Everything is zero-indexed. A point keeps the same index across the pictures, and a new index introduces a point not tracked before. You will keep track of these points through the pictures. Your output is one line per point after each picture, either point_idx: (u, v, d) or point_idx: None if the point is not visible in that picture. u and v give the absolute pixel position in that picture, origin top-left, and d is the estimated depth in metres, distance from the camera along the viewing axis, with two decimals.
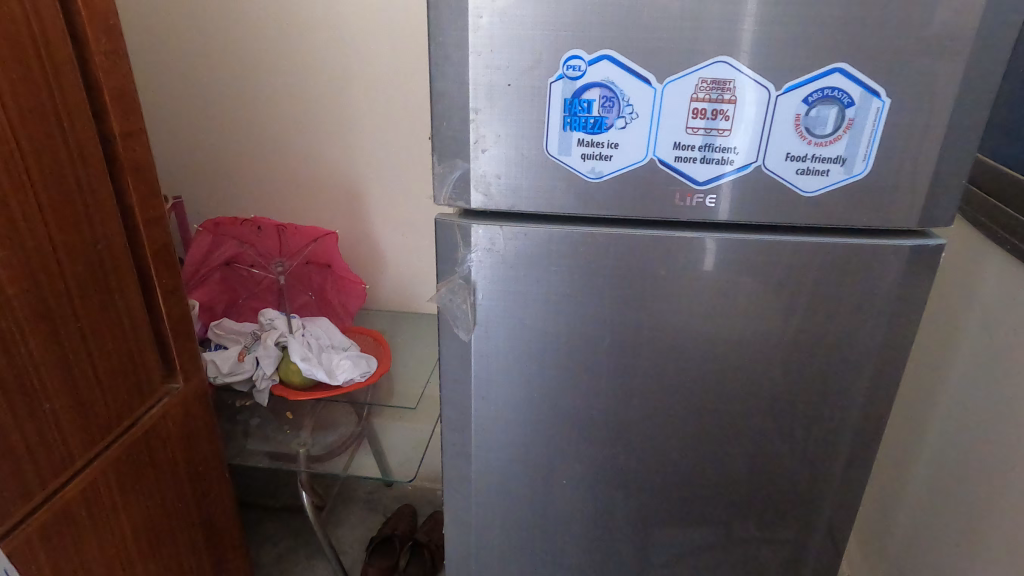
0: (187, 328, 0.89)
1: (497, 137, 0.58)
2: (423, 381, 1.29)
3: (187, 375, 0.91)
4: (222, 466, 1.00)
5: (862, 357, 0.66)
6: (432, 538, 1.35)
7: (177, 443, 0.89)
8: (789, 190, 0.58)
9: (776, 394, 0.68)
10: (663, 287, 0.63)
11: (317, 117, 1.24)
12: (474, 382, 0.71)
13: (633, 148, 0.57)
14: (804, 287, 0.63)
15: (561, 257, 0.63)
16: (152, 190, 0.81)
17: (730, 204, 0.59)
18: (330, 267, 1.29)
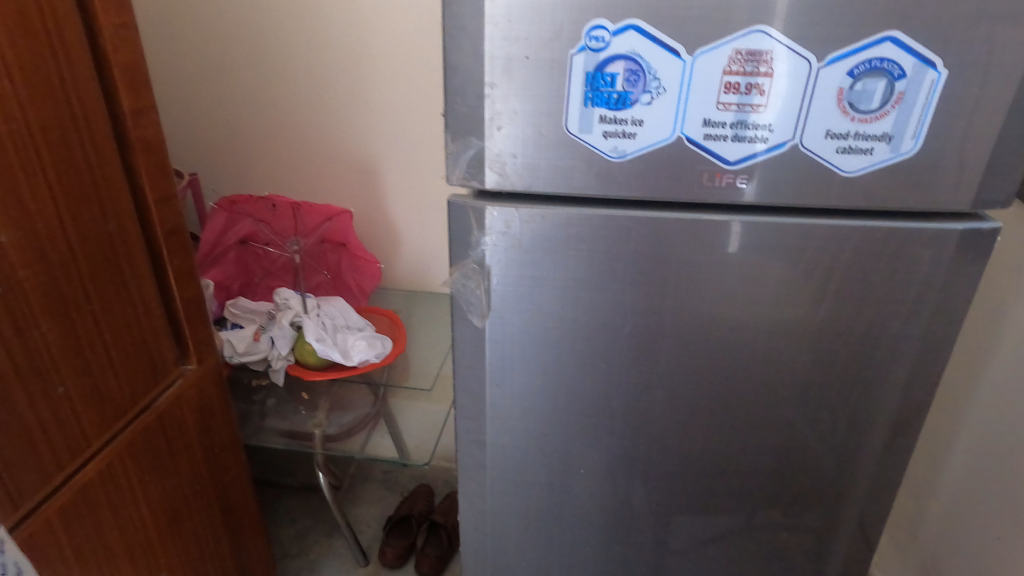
0: (200, 308, 0.89)
1: (514, 114, 0.55)
2: (439, 361, 1.28)
3: (200, 357, 0.90)
4: (238, 447, 1.00)
5: (901, 346, 0.63)
6: (448, 518, 1.33)
7: (192, 424, 0.89)
8: (829, 169, 0.54)
9: (807, 384, 0.66)
10: (688, 273, 0.60)
11: (333, 93, 1.21)
12: (489, 369, 0.68)
13: (658, 126, 0.53)
14: (840, 273, 0.59)
15: (580, 242, 0.60)
16: (163, 169, 0.79)
17: (764, 184, 0.55)
18: (345, 246, 1.27)
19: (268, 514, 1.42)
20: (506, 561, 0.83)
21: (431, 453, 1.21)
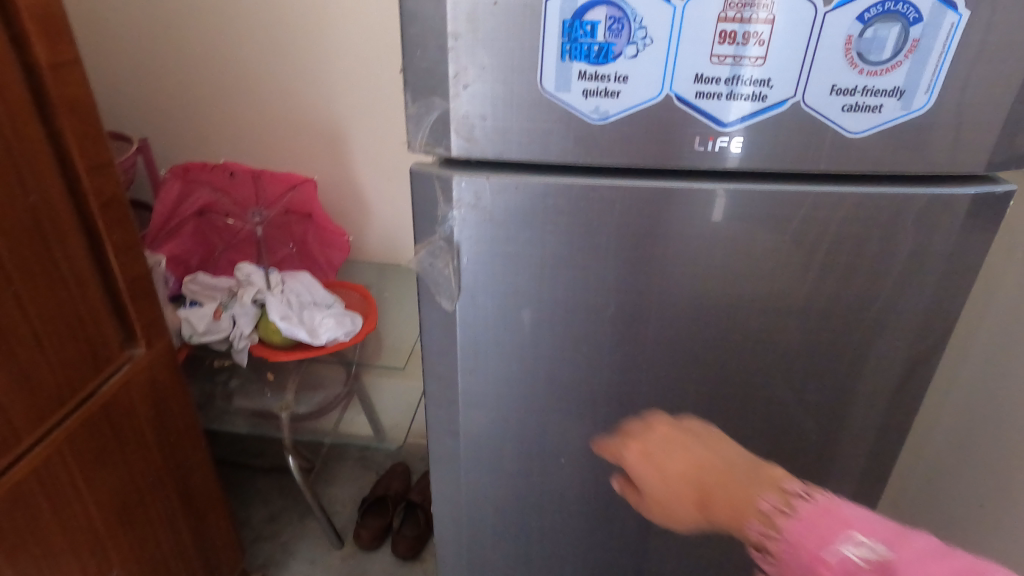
0: (146, 287, 0.81)
1: (482, 70, 0.48)
2: (413, 336, 1.21)
3: (149, 340, 0.83)
4: (196, 433, 0.94)
5: (900, 322, 0.59)
6: (425, 497, 1.30)
7: (142, 412, 0.82)
8: (831, 131, 0.49)
9: (798, 363, 0.62)
10: (676, 247, 0.55)
11: (289, 50, 1.09)
12: (460, 354, 0.63)
13: (645, 84, 0.47)
14: (837, 246, 0.55)
15: (557, 216, 0.54)
16: (93, 133, 0.70)
17: (761, 149, 0.50)
18: (311, 217, 1.18)
19: (237, 498, 1.37)
20: (483, 550, 0.80)
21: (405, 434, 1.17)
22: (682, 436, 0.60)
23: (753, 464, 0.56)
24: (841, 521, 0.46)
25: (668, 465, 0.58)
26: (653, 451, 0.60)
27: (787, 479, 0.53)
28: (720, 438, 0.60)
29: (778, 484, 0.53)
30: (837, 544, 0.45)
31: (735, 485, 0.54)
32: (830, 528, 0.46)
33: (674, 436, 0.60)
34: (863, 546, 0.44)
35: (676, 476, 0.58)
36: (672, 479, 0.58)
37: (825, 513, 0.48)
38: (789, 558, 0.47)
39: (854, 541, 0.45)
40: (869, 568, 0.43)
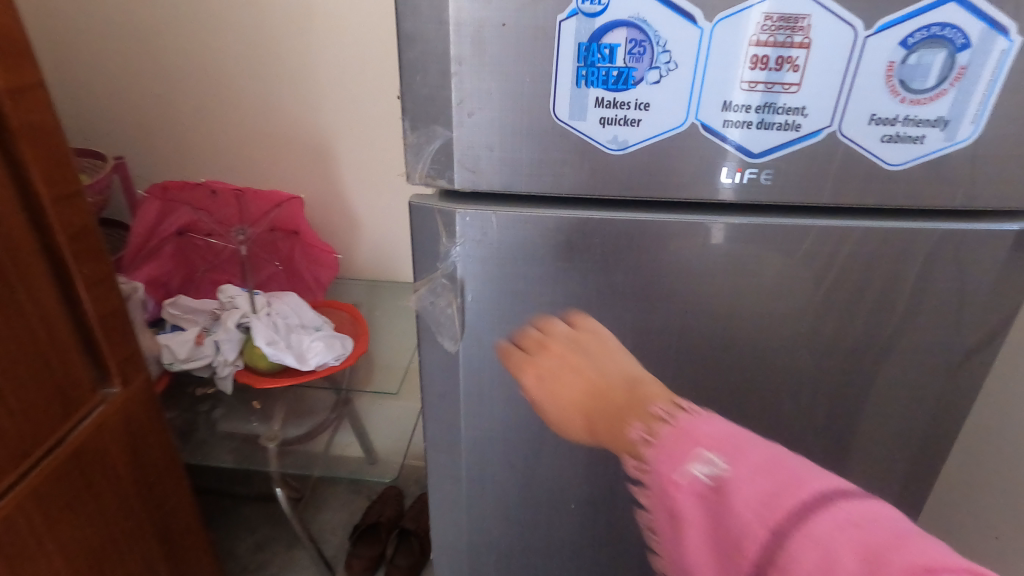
0: (121, 323, 0.76)
1: (489, 98, 0.44)
2: (408, 356, 1.12)
3: (125, 377, 0.77)
4: (177, 472, 0.89)
5: (934, 362, 0.55)
6: (419, 524, 1.24)
7: (118, 455, 0.77)
8: (865, 162, 0.45)
9: (825, 406, 0.58)
10: (696, 283, 0.51)
11: (273, 60, 1.03)
12: (463, 396, 0.59)
13: (669, 111, 0.44)
14: (871, 282, 0.51)
15: (560, 253, 0.50)
16: (60, 160, 0.65)
17: (787, 182, 0.46)
18: (297, 234, 1.11)
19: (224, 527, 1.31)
20: None
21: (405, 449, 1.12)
22: (576, 353, 0.54)
23: (631, 381, 0.55)
24: (690, 441, 0.52)
25: (559, 390, 0.56)
26: (546, 373, 0.56)
27: (686, 403, 0.56)
28: (610, 350, 0.54)
29: (645, 404, 0.55)
30: (682, 465, 0.51)
31: (617, 409, 0.55)
32: (682, 452, 0.52)
33: (563, 358, 0.55)
34: (712, 465, 0.49)
35: (568, 397, 0.56)
36: (563, 396, 0.56)
37: (677, 436, 0.53)
38: (651, 481, 0.55)
39: (705, 461, 0.50)
40: (713, 486, 0.48)
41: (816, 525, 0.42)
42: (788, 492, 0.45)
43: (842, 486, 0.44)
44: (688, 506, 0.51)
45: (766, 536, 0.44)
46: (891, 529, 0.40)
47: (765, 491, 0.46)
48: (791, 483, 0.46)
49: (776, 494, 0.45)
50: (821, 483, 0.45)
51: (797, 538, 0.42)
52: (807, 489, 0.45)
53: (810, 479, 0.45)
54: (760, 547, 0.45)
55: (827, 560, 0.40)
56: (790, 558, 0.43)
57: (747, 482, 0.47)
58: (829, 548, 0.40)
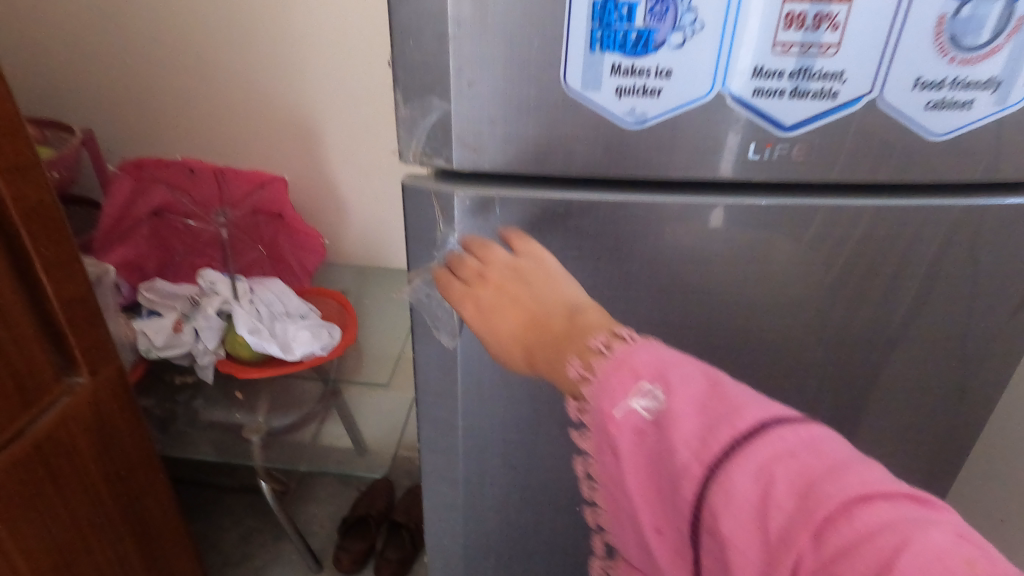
0: (89, 306, 0.63)
1: (490, 65, 0.39)
2: (401, 340, 1.06)
3: (93, 367, 0.65)
4: (156, 476, 0.77)
5: (949, 343, 0.53)
6: (410, 517, 1.16)
7: (86, 457, 0.65)
8: (897, 136, 0.42)
9: (835, 391, 0.56)
10: (704, 268, 0.49)
11: (246, 19, 0.88)
12: (461, 396, 0.55)
13: (692, 81, 0.39)
14: (887, 264, 0.49)
15: (551, 239, 0.47)
16: (11, 124, 0.53)
17: (817, 159, 0.43)
18: (282, 218, 0.98)
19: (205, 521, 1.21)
20: None
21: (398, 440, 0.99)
22: (518, 280, 0.45)
23: (571, 308, 0.43)
24: (629, 370, 0.36)
25: (500, 324, 0.44)
26: (488, 306, 0.45)
27: (616, 321, 0.42)
28: (556, 278, 0.45)
29: (581, 341, 0.40)
30: (618, 399, 0.36)
31: (554, 342, 0.42)
32: (616, 381, 0.37)
33: (504, 289, 0.45)
34: (652, 397, 0.35)
35: (507, 333, 0.44)
36: (504, 336, 0.44)
37: (617, 368, 0.37)
38: (591, 426, 0.38)
39: (641, 390, 0.36)
40: (652, 424, 0.35)
41: (758, 459, 0.31)
42: (727, 424, 0.33)
43: (787, 413, 0.33)
44: (613, 445, 0.37)
45: (704, 484, 0.32)
46: (843, 457, 0.30)
47: (701, 424, 0.33)
48: (725, 409, 0.33)
49: (713, 427, 0.33)
50: (759, 410, 0.33)
51: (735, 481, 0.31)
52: (746, 417, 0.33)
53: (747, 402, 0.33)
54: (694, 501, 0.33)
55: (764, 505, 0.30)
56: (724, 510, 0.31)
57: (689, 418, 0.34)
58: (770, 487, 0.30)
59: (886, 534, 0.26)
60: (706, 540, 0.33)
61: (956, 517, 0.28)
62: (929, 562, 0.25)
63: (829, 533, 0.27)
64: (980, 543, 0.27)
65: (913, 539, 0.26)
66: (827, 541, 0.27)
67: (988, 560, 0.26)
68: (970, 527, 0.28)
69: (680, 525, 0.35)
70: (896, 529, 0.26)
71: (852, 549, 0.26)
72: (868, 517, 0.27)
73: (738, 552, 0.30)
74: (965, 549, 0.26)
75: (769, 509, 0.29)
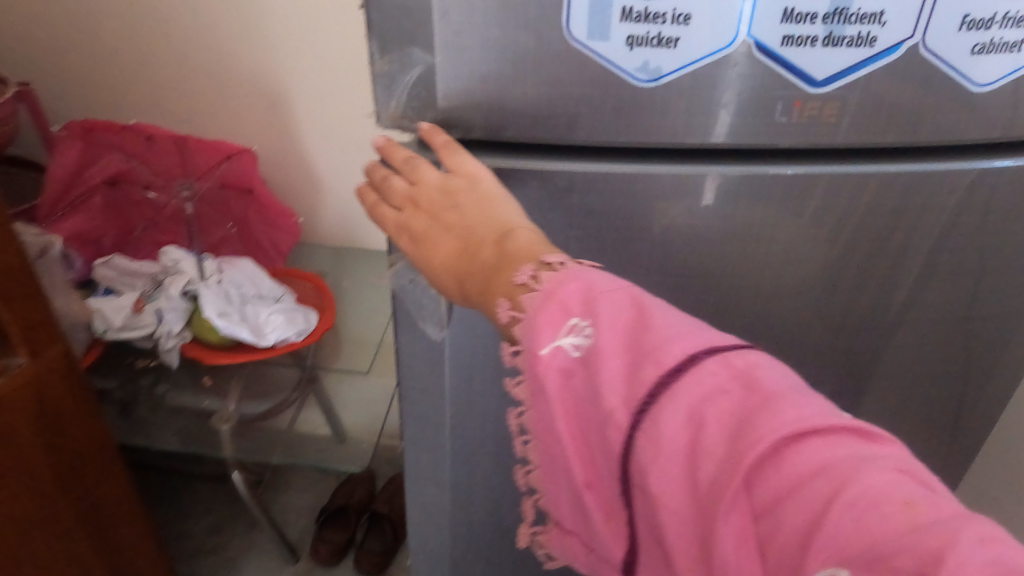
0: (30, 278, 0.53)
1: (482, 9, 0.34)
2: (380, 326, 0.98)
3: (36, 347, 0.56)
4: (119, 465, 0.69)
5: (962, 327, 0.51)
6: (393, 508, 1.08)
7: (27, 447, 0.56)
8: (922, 97, 0.38)
9: (843, 381, 0.53)
10: (707, 250, 0.45)
11: None
12: (447, 390, 0.51)
13: (712, 27, 0.35)
14: (907, 244, 0.45)
15: (539, 212, 0.42)
16: None
17: (839, 127, 0.39)
18: (252, 193, 0.90)
19: (172, 507, 1.11)
20: None
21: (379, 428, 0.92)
22: (444, 202, 0.38)
23: (504, 229, 0.36)
24: (559, 307, 0.31)
25: (431, 255, 0.38)
26: (421, 236, 0.39)
27: (549, 244, 0.35)
28: (492, 197, 0.38)
29: (507, 279, 0.34)
30: (544, 338, 0.31)
31: (486, 273, 0.35)
32: (544, 318, 0.31)
33: (435, 215, 0.39)
34: (581, 334, 0.31)
35: (441, 267, 0.38)
36: (438, 270, 0.38)
37: (545, 303, 0.32)
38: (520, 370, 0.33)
39: (569, 328, 0.31)
40: (579, 364, 0.31)
41: (688, 399, 0.27)
42: (652, 360, 0.28)
43: (722, 342, 0.29)
44: (539, 391, 0.32)
45: (630, 431, 0.28)
46: (780, 387, 0.26)
47: (630, 362, 0.29)
48: (652, 342, 0.29)
49: (639, 362, 0.29)
50: (689, 341, 0.28)
51: (663, 424, 0.27)
52: (676, 351, 0.28)
53: (676, 334, 0.29)
54: (621, 451, 0.29)
55: (693, 452, 0.26)
56: (652, 461, 0.27)
57: (618, 356, 0.30)
58: (700, 430, 0.26)
59: (822, 477, 0.23)
60: (636, 495, 0.29)
61: (899, 450, 0.25)
62: (864, 508, 0.22)
63: (761, 479, 0.24)
64: (921, 477, 0.24)
65: (851, 480, 0.22)
66: (759, 490, 0.24)
67: (928, 496, 0.22)
68: (913, 459, 0.25)
69: (610, 478, 0.31)
70: (833, 476, 0.23)
71: (785, 499, 0.23)
72: (802, 457, 0.24)
73: (668, 506, 0.26)
74: (905, 486, 0.22)
75: (698, 458, 0.26)
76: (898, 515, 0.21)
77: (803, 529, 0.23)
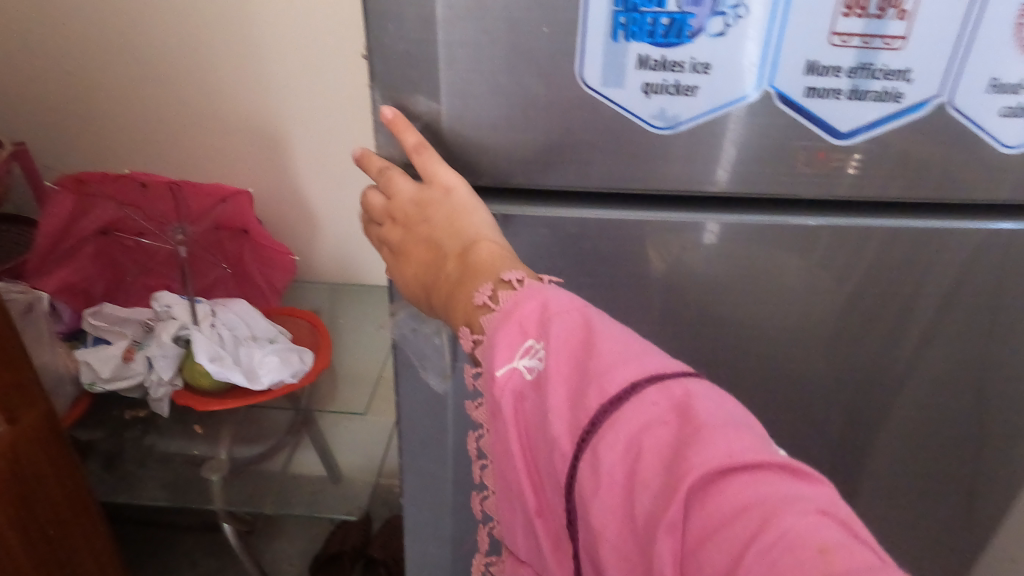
0: (10, 343, 0.51)
1: (504, 65, 0.36)
2: (377, 359, 0.95)
3: (14, 412, 0.53)
4: (100, 532, 0.65)
5: (986, 378, 0.49)
6: (389, 552, 1.02)
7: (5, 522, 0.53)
8: (924, 145, 0.39)
9: (859, 429, 0.51)
10: (711, 288, 0.46)
11: (196, 17, 0.80)
12: (449, 444, 0.49)
13: (737, 80, 0.36)
14: (920, 286, 0.45)
15: (546, 253, 0.44)
16: None
17: (841, 171, 0.40)
18: (247, 233, 0.88)
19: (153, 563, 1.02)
20: None
21: (377, 470, 0.88)
22: (414, 215, 0.41)
23: (469, 242, 0.39)
24: (516, 327, 0.34)
25: (407, 264, 0.42)
26: (399, 246, 0.43)
27: (511, 260, 0.38)
28: (460, 213, 0.39)
29: (469, 299, 0.37)
30: (501, 359, 0.34)
31: (452, 284, 0.39)
32: (502, 337, 0.34)
33: (410, 228, 0.42)
34: (535, 356, 0.33)
35: (414, 275, 0.42)
36: (411, 278, 0.42)
37: (503, 322, 0.35)
38: (482, 391, 0.36)
39: (525, 350, 0.34)
40: (532, 384, 0.33)
41: (627, 428, 0.29)
42: (597, 388, 0.30)
43: (663, 370, 0.30)
44: (498, 412, 0.35)
45: (574, 461, 0.30)
46: (715, 421, 0.28)
47: (576, 389, 0.31)
48: (597, 369, 0.31)
49: (584, 390, 0.31)
50: (632, 370, 0.30)
51: (604, 454, 0.29)
52: (615, 379, 0.30)
53: (619, 361, 0.31)
54: (566, 479, 0.30)
55: (630, 482, 0.28)
56: (593, 492, 0.29)
57: (566, 381, 0.32)
58: (637, 461, 0.28)
59: (747, 516, 0.24)
60: (581, 524, 0.30)
61: (826, 491, 0.26)
62: (778, 551, 0.23)
63: (688, 513, 0.26)
64: (844, 520, 0.25)
65: (771, 520, 0.24)
66: (689, 524, 0.25)
67: (845, 541, 0.23)
68: (839, 502, 0.26)
69: (557, 505, 0.32)
70: (754, 510, 0.24)
71: (706, 532, 0.25)
72: (728, 493, 0.25)
73: (609, 537, 0.28)
74: (823, 530, 0.24)
75: (636, 490, 0.27)
76: (809, 561, 0.23)
77: (724, 566, 0.24)
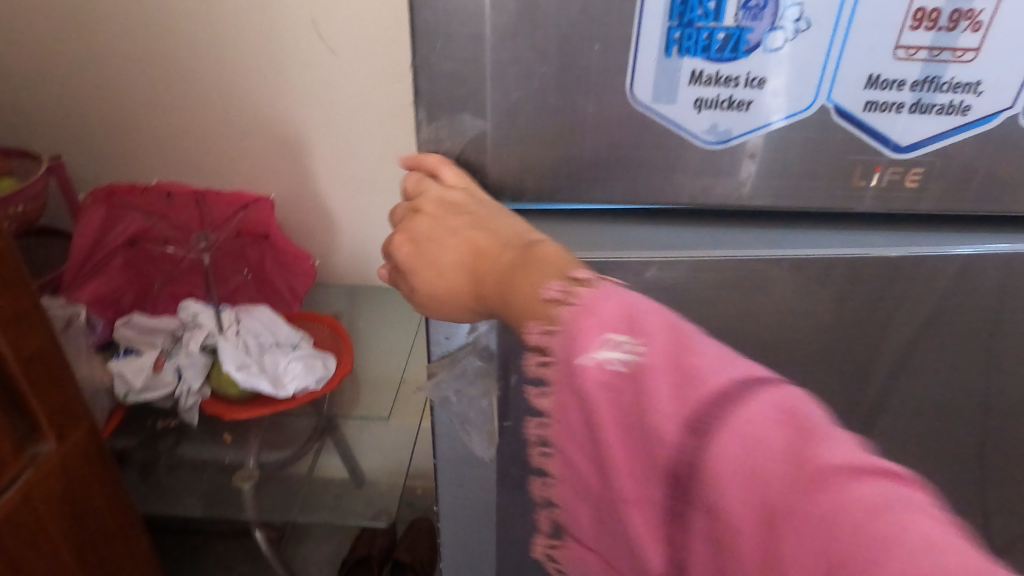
0: (57, 360, 0.52)
1: (559, 86, 0.37)
2: (400, 362, 0.95)
3: (62, 430, 0.53)
4: (140, 543, 0.66)
5: None
6: (416, 555, 1.03)
7: (55, 537, 0.53)
8: (968, 152, 0.39)
9: None
10: None
11: (219, 29, 0.79)
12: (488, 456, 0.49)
13: (793, 95, 0.37)
14: None
15: None
16: None
17: (884, 185, 0.40)
18: (268, 239, 0.87)
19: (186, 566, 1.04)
20: None
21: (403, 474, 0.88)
22: (451, 216, 0.39)
23: (524, 242, 0.36)
24: (598, 320, 0.28)
25: (439, 258, 0.38)
26: (426, 241, 0.39)
27: (572, 255, 0.34)
28: (497, 213, 0.38)
29: (532, 293, 0.32)
30: (583, 353, 0.28)
31: (503, 275, 0.34)
32: (581, 331, 0.28)
33: (444, 222, 0.39)
34: (624, 350, 0.27)
35: (450, 271, 0.38)
36: (444, 274, 0.38)
37: (582, 317, 0.28)
38: (552, 389, 0.30)
39: (610, 343, 0.27)
40: (625, 383, 0.27)
41: (744, 427, 0.24)
42: (704, 386, 0.26)
43: (766, 375, 0.26)
44: (581, 412, 0.29)
45: (687, 460, 0.25)
46: (820, 419, 0.25)
47: (680, 388, 0.26)
48: (700, 368, 0.26)
49: (689, 389, 0.26)
50: (738, 371, 0.26)
51: (723, 451, 0.24)
52: (726, 378, 0.26)
53: (722, 362, 0.27)
54: (676, 479, 0.25)
55: (755, 484, 0.23)
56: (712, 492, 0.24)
57: (667, 380, 0.26)
58: (760, 461, 0.23)
59: (880, 520, 0.21)
60: (697, 528, 0.25)
61: (942, 504, 0.23)
62: (919, 559, 0.20)
63: (824, 520, 0.21)
64: (963, 531, 0.22)
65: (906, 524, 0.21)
66: (829, 532, 0.21)
67: (972, 549, 0.20)
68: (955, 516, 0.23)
69: (660, 510, 0.27)
70: (891, 516, 0.21)
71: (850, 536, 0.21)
72: (856, 497, 0.22)
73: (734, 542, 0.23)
74: (953, 537, 0.21)
75: (759, 491, 0.23)
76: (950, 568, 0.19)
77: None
